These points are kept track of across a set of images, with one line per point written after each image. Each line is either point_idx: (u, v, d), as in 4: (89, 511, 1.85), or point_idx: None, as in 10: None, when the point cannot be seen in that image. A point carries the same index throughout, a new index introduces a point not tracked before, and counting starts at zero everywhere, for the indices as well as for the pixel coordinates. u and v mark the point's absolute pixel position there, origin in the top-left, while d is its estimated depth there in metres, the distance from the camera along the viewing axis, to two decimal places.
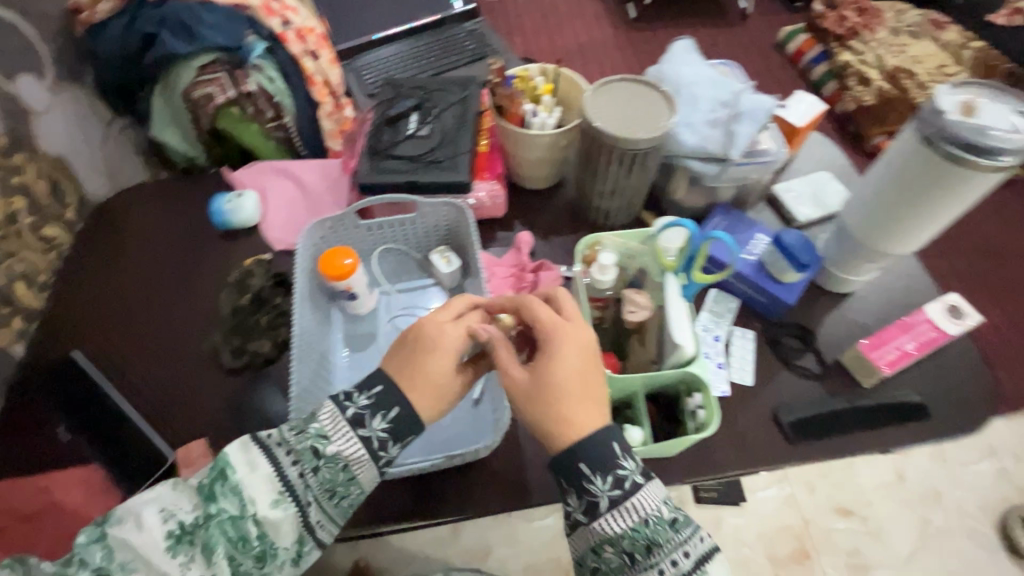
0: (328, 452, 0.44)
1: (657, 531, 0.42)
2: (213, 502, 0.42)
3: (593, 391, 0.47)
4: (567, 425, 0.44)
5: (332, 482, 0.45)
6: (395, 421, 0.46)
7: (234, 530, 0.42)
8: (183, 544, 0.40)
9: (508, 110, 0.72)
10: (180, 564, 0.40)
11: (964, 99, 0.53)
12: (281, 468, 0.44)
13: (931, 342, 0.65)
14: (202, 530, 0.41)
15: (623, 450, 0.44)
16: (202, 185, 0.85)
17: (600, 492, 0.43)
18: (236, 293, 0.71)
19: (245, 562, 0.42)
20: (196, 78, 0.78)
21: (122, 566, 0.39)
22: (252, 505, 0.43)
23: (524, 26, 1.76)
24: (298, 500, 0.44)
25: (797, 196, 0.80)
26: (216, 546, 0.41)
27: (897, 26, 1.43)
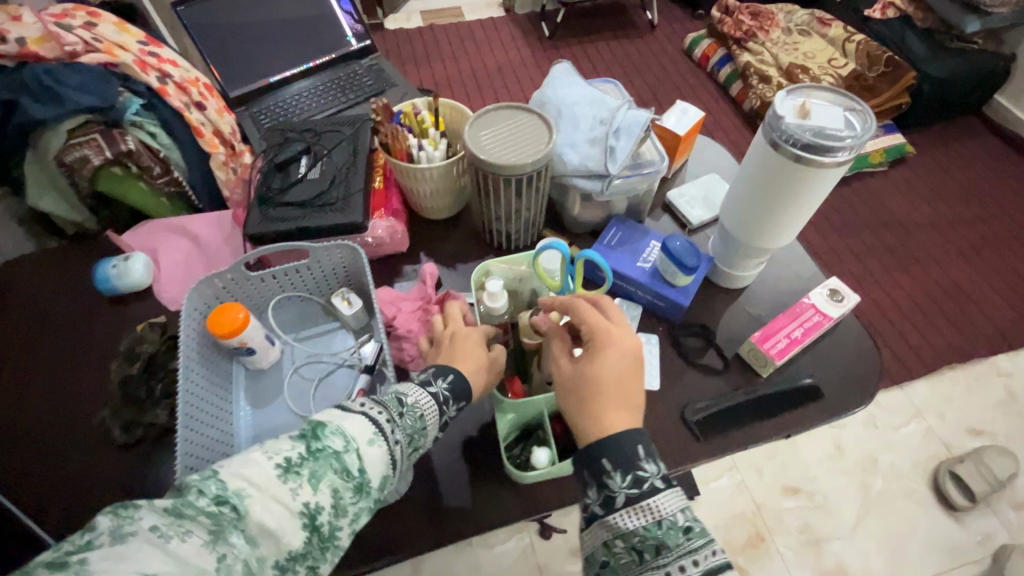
0: (408, 402, 0.49)
1: (668, 533, 0.43)
2: (318, 440, 0.41)
3: (630, 395, 0.51)
4: (597, 421, 0.49)
5: (411, 432, 0.48)
6: (453, 383, 0.53)
7: (338, 464, 0.41)
8: (293, 473, 0.39)
9: (393, 146, 0.73)
10: (290, 490, 0.38)
11: (797, 105, 0.58)
12: (371, 414, 0.46)
13: (816, 326, 0.70)
14: (309, 462, 0.40)
15: (648, 454, 0.46)
16: (91, 251, 0.81)
17: (617, 488, 0.45)
18: (126, 362, 0.66)
19: (345, 495, 0.41)
20: (68, 142, 0.75)
21: (237, 494, 0.37)
22: (352, 441, 0.43)
23: (446, 56, 1.90)
24: (389, 441, 0.45)
25: (690, 200, 0.84)
26: (323, 476, 0.40)
27: (789, 27, 1.81)
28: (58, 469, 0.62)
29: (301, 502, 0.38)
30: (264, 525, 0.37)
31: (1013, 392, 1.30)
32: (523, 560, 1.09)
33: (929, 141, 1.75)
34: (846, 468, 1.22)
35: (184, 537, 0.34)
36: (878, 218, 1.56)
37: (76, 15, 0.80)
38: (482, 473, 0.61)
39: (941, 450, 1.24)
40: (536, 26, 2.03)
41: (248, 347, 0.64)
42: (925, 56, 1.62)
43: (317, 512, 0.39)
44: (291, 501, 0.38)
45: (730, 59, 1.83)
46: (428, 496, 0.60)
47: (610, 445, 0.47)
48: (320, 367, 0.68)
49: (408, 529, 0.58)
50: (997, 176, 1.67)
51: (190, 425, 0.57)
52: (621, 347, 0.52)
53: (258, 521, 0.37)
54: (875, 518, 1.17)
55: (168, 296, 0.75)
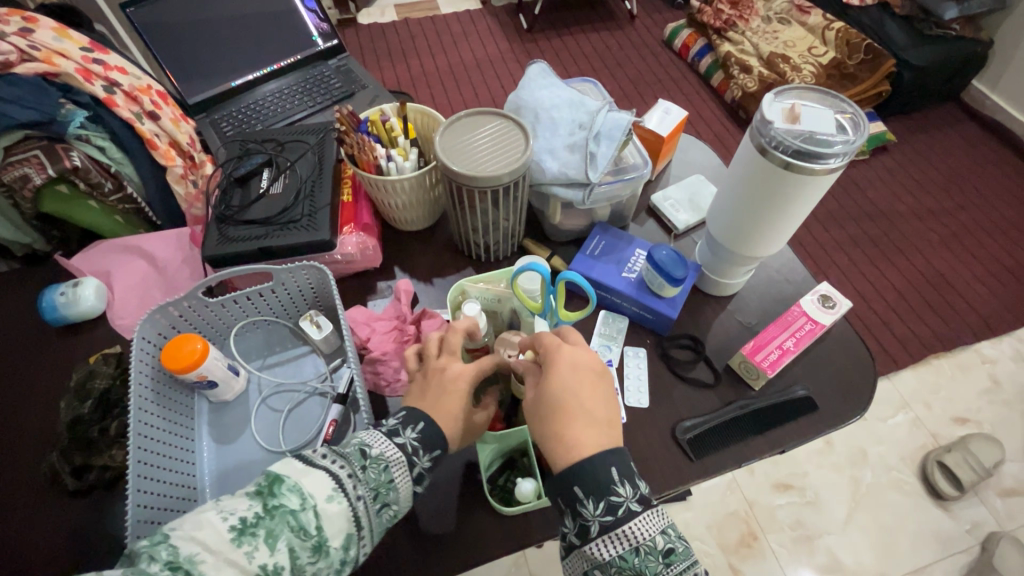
0: (372, 453, 0.45)
1: (646, 561, 0.42)
2: (274, 497, 0.38)
3: (597, 410, 0.47)
4: (565, 442, 0.45)
5: (378, 485, 0.44)
6: (424, 432, 0.48)
7: (295, 522, 0.38)
8: (247, 534, 0.36)
9: (360, 157, 0.68)
10: (245, 553, 0.36)
11: (787, 108, 0.55)
12: (332, 467, 0.42)
13: (808, 335, 0.67)
14: (266, 521, 0.37)
15: (622, 475, 0.44)
16: (38, 276, 0.76)
17: (592, 517, 0.43)
18: (76, 400, 0.62)
19: (303, 555, 0.38)
20: (5, 160, 0.69)
21: (191, 559, 0.35)
22: (311, 497, 0.39)
23: (422, 50, 1.85)
24: (351, 496, 0.41)
25: (675, 204, 0.81)
26: (280, 534, 0.37)
27: (769, 15, 1.78)
28: (9, 515, 0.59)
29: (257, 563, 0.36)
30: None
31: (997, 379, 1.30)
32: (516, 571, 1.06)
33: (910, 128, 1.74)
34: (835, 463, 1.22)
35: None
36: (861, 208, 1.55)
37: (9, 20, 0.74)
38: (464, 504, 0.58)
39: (929, 440, 1.24)
40: (514, 18, 1.98)
41: (209, 380, 0.60)
42: (905, 43, 1.60)
43: (275, 573, 0.36)
44: (247, 564, 0.35)
45: (711, 49, 1.80)
46: (407, 531, 0.57)
47: (579, 470, 0.44)
48: (289, 396, 0.64)
49: (387, 568, 0.55)
50: (976, 162, 1.67)
51: (143, 472, 0.52)
52: (573, 359, 0.49)
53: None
54: (866, 512, 1.16)
55: (124, 323, 0.70)
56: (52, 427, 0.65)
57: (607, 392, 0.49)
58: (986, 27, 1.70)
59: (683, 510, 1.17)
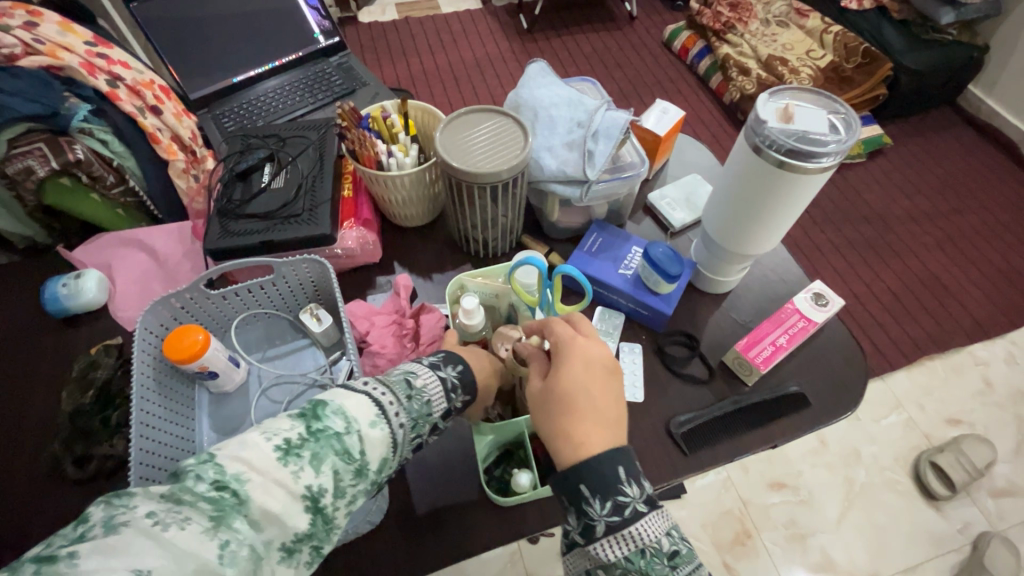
0: (416, 385, 0.47)
1: (651, 563, 0.41)
2: (319, 420, 0.38)
3: (607, 408, 0.48)
4: (571, 439, 0.46)
5: (415, 416, 0.45)
6: (462, 373, 0.51)
7: (340, 445, 0.38)
8: (294, 454, 0.36)
9: (360, 153, 0.69)
10: (291, 473, 0.35)
11: (781, 107, 0.56)
12: (374, 394, 0.43)
13: (801, 332, 0.68)
14: (311, 443, 0.37)
15: (629, 476, 0.44)
16: (40, 268, 0.76)
17: (598, 517, 0.43)
18: (78, 391, 0.63)
19: (346, 478, 0.38)
20: (9, 152, 0.69)
21: (236, 479, 0.34)
22: (355, 422, 0.40)
23: (423, 49, 1.86)
24: (392, 422, 0.42)
25: (671, 202, 0.82)
26: (325, 458, 0.37)
27: (768, 18, 1.79)
28: (10, 504, 0.60)
29: (304, 484, 0.36)
30: (266, 509, 0.34)
31: (990, 381, 1.32)
32: (511, 567, 1.07)
33: (906, 132, 1.75)
34: (830, 463, 1.23)
35: (183, 525, 0.31)
36: (857, 210, 1.56)
37: (14, 14, 0.74)
38: (461, 496, 0.59)
39: (922, 441, 1.25)
40: (514, 18, 1.99)
41: (210, 371, 0.60)
42: (902, 47, 1.62)
43: (320, 494, 0.36)
44: (294, 485, 0.35)
45: (710, 51, 1.81)
46: (405, 521, 0.58)
47: (586, 469, 0.44)
48: (289, 388, 0.65)
49: (385, 557, 0.56)
50: (971, 166, 1.68)
51: (142, 460, 0.52)
52: (586, 356, 0.50)
53: (260, 505, 0.34)
54: (860, 511, 1.17)
55: (125, 315, 0.71)
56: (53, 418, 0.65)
57: (616, 389, 0.50)
58: (982, 32, 1.72)
59: (678, 508, 1.18)
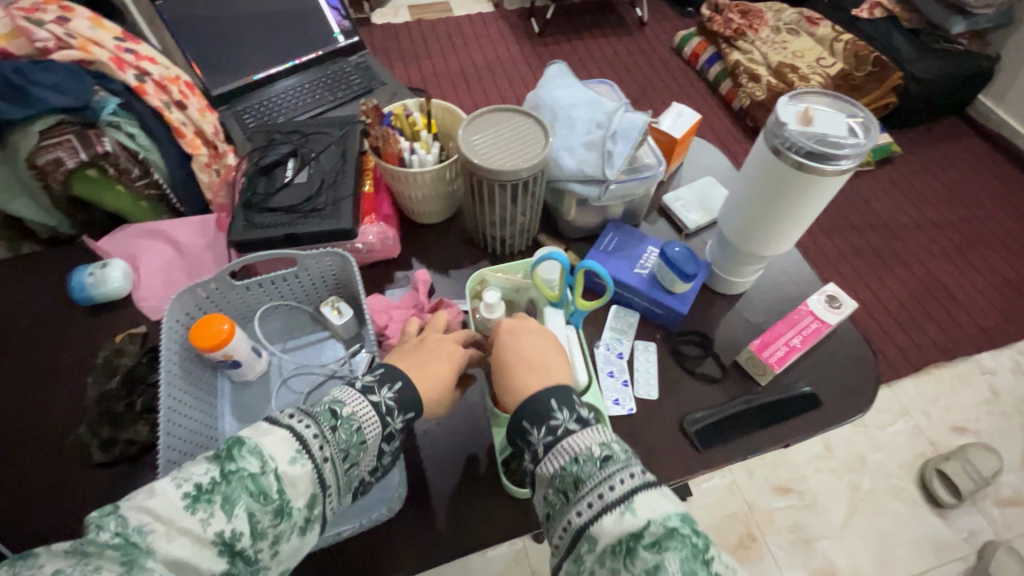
0: (343, 413, 0.45)
1: (583, 466, 0.43)
2: (232, 460, 0.38)
3: (539, 360, 0.52)
4: (512, 391, 0.51)
5: (346, 446, 0.44)
6: (400, 393, 0.49)
7: (256, 486, 0.38)
8: (203, 501, 0.36)
9: (384, 149, 0.70)
10: (200, 520, 0.35)
11: (801, 110, 0.57)
12: (298, 427, 0.42)
13: (814, 334, 0.69)
14: (222, 486, 0.37)
15: (560, 403, 0.48)
16: (65, 258, 0.78)
17: (537, 440, 0.47)
18: (103, 376, 0.64)
19: (264, 519, 0.37)
20: (40, 144, 0.71)
21: (139, 531, 0.34)
22: (272, 461, 0.39)
23: (434, 51, 1.88)
24: (316, 457, 0.42)
25: (686, 204, 0.83)
26: (238, 500, 0.37)
27: (778, 26, 1.81)
28: (36, 486, 0.61)
29: (214, 530, 0.35)
30: (173, 558, 0.34)
31: (996, 390, 1.32)
32: (516, 565, 1.08)
33: (915, 141, 1.76)
34: (835, 468, 1.23)
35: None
36: (865, 218, 1.57)
37: (46, 8, 0.76)
38: (478, 487, 0.60)
39: (927, 448, 1.25)
40: (525, 22, 2.01)
41: (233, 360, 0.62)
42: (912, 56, 1.62)
43: (235, 539, 0.36)
44: (202, 532, 0.35)
45: (720, 57, 1.82)
46: (423, 511, 0.59)
47: (522, 408, 0.48)
48: (308, 378, 0.66)
49: (401, 545, 0.57)
50: (980, 176, 1.69)
51: (169, 447, 0.53)
52: (511, 326, 0.56)
53: (166, 555, 0.34)
54: (864, 516, 1.17)
55: (149, 305, 0.72)
56: (77, 404, 0.67)
57: (549, 345, 0.54)
58: (993, 43, 1.73)
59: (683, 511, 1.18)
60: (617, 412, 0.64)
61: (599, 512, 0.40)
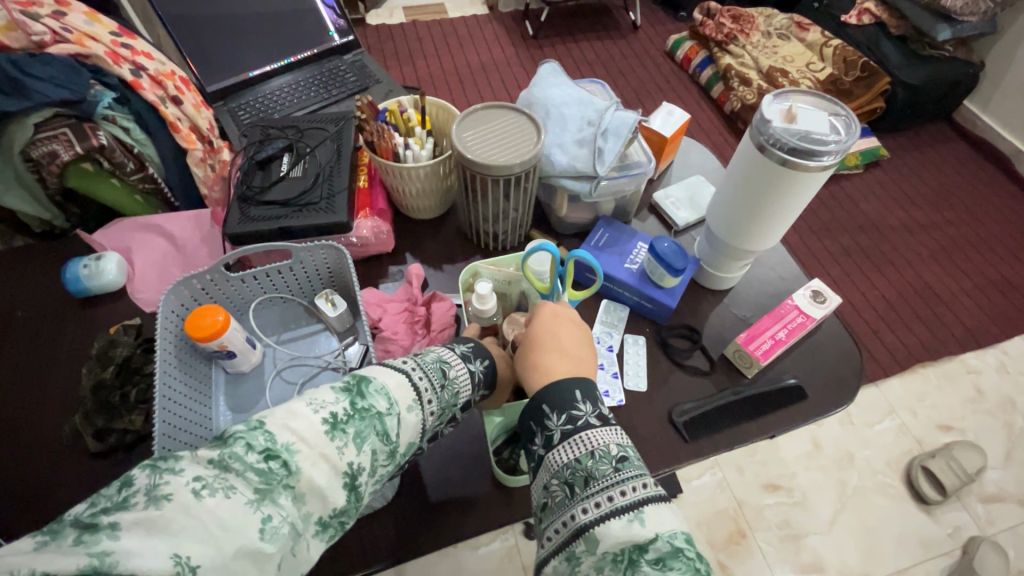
0: (451, 375, 0.50)
1: (598, 464, 0.45)
2: (362, 397, 0.42)
3: (572, 349, 0.55)
4: (536, 369, 0.53)
5: (445, 406, 0.49)
6: (489, 368, 0.54)
7: (380, 426, 0.42)
8: (339, 430, 0.39)
9: (379, 144, 0.71)
10: (337, 448, 0.38)
11: (784, 108, 0.59)
12: (413, 377, 0.46)
13: (798, 327, 0.71)
14: (355, 420, 0.40)
15: (584, 397, 0.49)
16: (59, 251, 0.78)
17: (555, 426, 0.48)
18: (98, 366, 0.65)
19: (380, 458, 0.42)
20: (35, 137, 0.71)
21: (286, 449, 0.37)
22: (396, 404, 0.43)
23: (429, 53, 1.88)
24: (425, 409, 0.46)
25: (675, 202, 0.84)
26: (367, 437, 0.40)
27: (768, 30, 1.83)
28: (33, 475, 0.61)
29: (346, 461, 0.39)
30: (312, 483, 0.37)
31: (981, 389, 1.35)
32: (508, 562, 1.08)
33: (902, 145, 1.79)
34: (823, 465, 1.25)
35: (229, 492, 0.34)
36: (854, 219, 1.59)
37: (43, 3, 0.77)
38: (471, 476, 0.61)
39: (914, 446, 1.27)
40: (520, 24, 2.02)
41: (228, 350, 0.62)
42: (899, 62, 1.66)
43: (358, 472, 0.40)
44: (338, 460, 0.38)
45: (712, 61, 1.84)
46: (416, 500, 0.59)
47: (547, 391, 0.50)
48: (303, 370, 0.67)
49: (393, 532, 0.58)
50: (965, 180, 1.72)
51: (166, 435, 0.54)
52: (554, 310, 0.58)
53: (307, 479, 0.37)
54: (851, 512, 1.19)
55: (143, 297, 0.73)
56: (73, 394, 0.67)
57: (583, 337, 0.57)
58: (978, 50, 1.76)
59: None
60: (607, 404, 0.66)
61: (607, 514, 0.41)
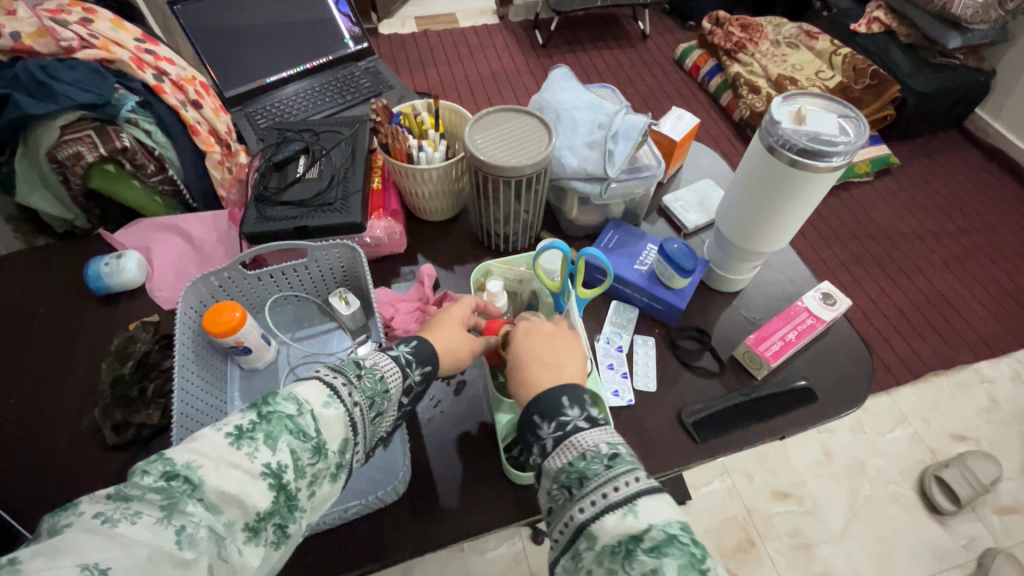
0: (366, 364, 0.46)
1: (589, 463, 0.43)
2: (268, 405, 0.39)
3: (555, 359, 0.53)
4: (524, 390, 0.51)
5: (371, 395, 0.45)
6: (416, 348, 0.52)
7: (293, 425, 0.38)
8: (246, 437, 0.36)
9: (393, 146, 0.73)
10: (246, 455, 0.36)
11: (794, 110, 0.60)
12: (325, 377, 0.43)
13: (809, 329, 0.71)
14: (262, 425, 0.37)
15: (572, 401, 0.48)
16: (80, 251, 0.80)
17: (546, 434, 0.47)
18: (118, 362, 0.66)
19: (304, 457, 0.38)
20: (60, 139, 0.73)
21: (187, 467, 0.34)
22: (307, 403, 0.40)
23: (439, 61, 1.91)
24: (346, 402, 0.42)
25: (685, 205, 0.85)
26: (280, 436, 0.37)
27: (777, 39, 1.84)
28: (50, 468, 0.63)
29: (261, 463, 0.36)
30: (224, 492, 0.34)
31: (995, 398, 1.33)
32: (516, 566, 1.08)
33: (913, 154, 1.79)
34: (834, 473, 1.24)
35: (133, 519, 0.31)
36: (865, 226, 1.58)
37: (71, 10, 0.80)
38: (481, 473, 0.62)
39: (927, 455, 1.26)
40: (529, 34, 2.05)
41: (243, 346, 0.63)
42: (909, 69, 1.65)
43: (281, 472, 0.36)
44: (250, 464, 0.35)
45: (721, 69, 1.85)
46: (426, 496, 0.60)
47: (536, 400, 0.49)
48: (317, 367, 0.67)
49: (403, 528, 0.58)
50: (978, 188, 1.71)
51: (182, 429, 0.55)
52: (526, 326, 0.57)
53: (216, 488, 0.34)
54: (862, 521, 1.18)
55: (161, 295, 0.75)
56: (91, 389, 0.69)
57: (564, 343, 0.55)
58: (990, 58, 1.75)
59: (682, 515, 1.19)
60: (616, 403, 0.66)
61: (602, 510, 0.40)
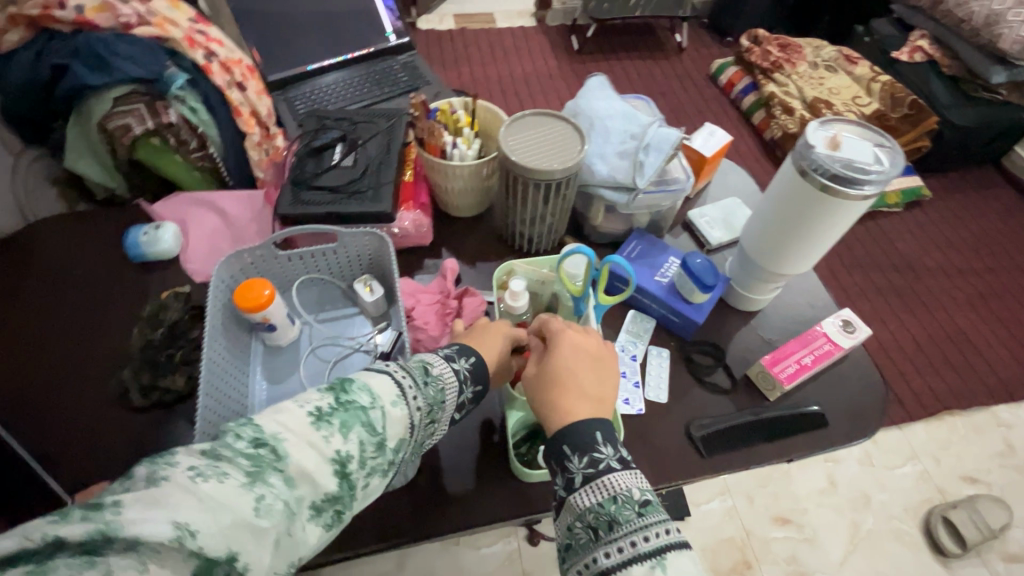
0: (432, 373, 0.49)
1: (621, 509, 0.43)
2: (346, 393, 0.41)
3: (591, 388, 0.51)
4: (555, 409, 0.50)
5: (431, 402, 0.48)
6: (474, 365, 0.53)
7: (365, 418, 0.41)
8: (325, 421, 0.39)
9: (429, 141, 0.76)
10: (323, 437, 0.38)
11: (830, 134, 0.60)
12: (396, 376, 0.46)
13: (826, 355, 0.71)
14: (339, 412, 0.40)
15: (606, 438, 0.47)
16: (120, 218, 0.83)
17: (575, 469, 0.46)
18: (148, 328, 0.69)
19: (369, 449, 0.40)
20: (111, 110, 0.76)
21: (274, 437, 0.37)
22: (379, 399, 0.43)
23: (473, 59, 1.93)
24: (410, 405, 0.45)
25: (710, 221, 0.85)
26: (353, 427, 0.40)
27: (816, 61, 1.82)
28: (78, 423, 0.65)
29: (333, 448, 0.38)
30: (301, 469, 0.37)
31: (1011, 444, 1.30)
32: (510, 565, 1.09)
33: (945, 188, 1.76)
34: (837, 504, 1.22)
35: (221, 478, 0.33)
36: (890, 257, 1.56)
37: None
38: (489, 466, 0.63)
39: (935, 495, 1.24)
40: (566, 38, 2.06)
41: (269, 324, 0.65)
42: (949, 102, 1.62)
43: (347, 461, 0.39)
44: (324, 447, 0.38)
45: (756, 88, 1.82)
46: (433, 484, 0.61)
47: (566, 427, 0.48)
48: (336, 350, 0.69)
49: (409, 513, 0.60)
50: (1010, 228, 1.67)
51: (207, 396, 0.57)
52: (570, 339, 0.55)
53: (295, 464, 0.36)
54: (863, 554, 1.16)
55: (193, 267, 0.77)
56: (121, 351, 0.72)
57: (603, 372, 0.54)
58: None
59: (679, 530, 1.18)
60: (626, 410, 0.67)
61: (630, 559, 0.40)
